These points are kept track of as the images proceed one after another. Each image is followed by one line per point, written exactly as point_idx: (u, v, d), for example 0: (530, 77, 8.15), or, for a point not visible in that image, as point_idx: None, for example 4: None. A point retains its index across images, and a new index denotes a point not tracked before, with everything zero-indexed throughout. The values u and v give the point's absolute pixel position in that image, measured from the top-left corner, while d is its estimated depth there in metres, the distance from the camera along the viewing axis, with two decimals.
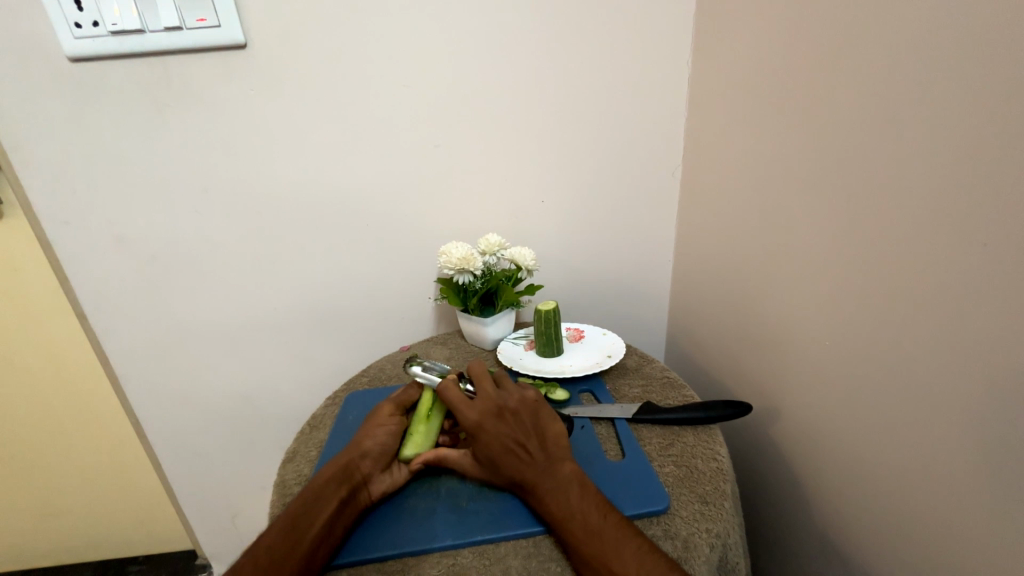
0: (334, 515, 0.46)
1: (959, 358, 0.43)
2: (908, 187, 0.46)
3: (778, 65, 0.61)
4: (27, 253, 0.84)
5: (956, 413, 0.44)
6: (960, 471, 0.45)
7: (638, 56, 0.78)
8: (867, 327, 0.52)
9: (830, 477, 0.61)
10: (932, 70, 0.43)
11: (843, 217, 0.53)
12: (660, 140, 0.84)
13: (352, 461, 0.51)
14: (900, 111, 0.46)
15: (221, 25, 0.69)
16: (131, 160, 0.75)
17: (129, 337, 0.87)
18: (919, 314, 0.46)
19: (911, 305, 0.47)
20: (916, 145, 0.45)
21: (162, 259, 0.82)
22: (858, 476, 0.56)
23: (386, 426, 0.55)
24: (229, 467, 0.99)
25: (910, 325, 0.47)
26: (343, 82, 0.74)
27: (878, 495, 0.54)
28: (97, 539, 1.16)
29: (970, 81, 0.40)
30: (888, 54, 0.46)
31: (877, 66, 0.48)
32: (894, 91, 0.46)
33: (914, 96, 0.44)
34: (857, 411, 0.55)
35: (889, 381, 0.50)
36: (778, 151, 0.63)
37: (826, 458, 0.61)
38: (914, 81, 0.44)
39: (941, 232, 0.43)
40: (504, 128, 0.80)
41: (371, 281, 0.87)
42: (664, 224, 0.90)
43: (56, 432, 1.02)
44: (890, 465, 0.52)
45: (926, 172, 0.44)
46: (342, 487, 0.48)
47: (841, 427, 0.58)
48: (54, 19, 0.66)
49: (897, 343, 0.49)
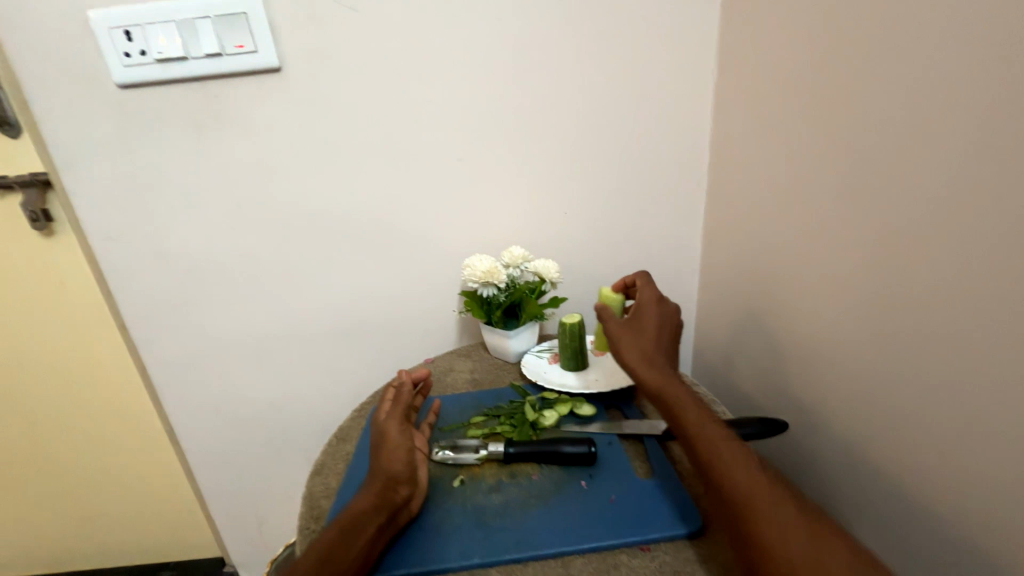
0: (373, 541, 0.45)
1: (1014, 381, 0.41)
2: (953, 197, 0.44)
3: (806, 75, 0.60)
4: (76, 269, 0.90)
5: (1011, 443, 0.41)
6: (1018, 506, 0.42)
7: (662, 68, 0.78)
8: (909, 344, 0.50)
9: (868, 503, 0.57)
10: (977, 77, 0.41)
11: (877, 230, 0.52)
12: (685, 150, 0.83)
13: (389, 486, 0.49)
14: (942, 119, 0.44)
15: (258, 50, 0.72)
16: (171, 178, 0.79)
17: (166, 348, 0.90)
18: (968, 331, 0.44)
19: (958, 325, 0.45)
20: (961, 155, 0.43)
21: (198, 273, 0.85)
22: (900, 505, 0.53)
23: (403, 444, 0.54)
24: (257, 477, 1.01)
25: (959, 343, 0.45)
26: (370, 99, 0.76)
27: (922, 526, 0.51)
28: (129, 544, 1.19)
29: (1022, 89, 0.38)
30: (927, 64, 0.45)
31: (916, 74, 0.46)
32: (936, 99, 0.44)
33: (958, 104, 0.43)
34: (896, 433, 0.52)
35: (932, 402, 0.48)
36: (805, 161, 0.61)
37: (864, 484, 0.58)
38: (957, 90, 0.43)
39: (994, 246, 0.41)
40: (526, 142, 0.80)
41: (395, 293, 0.88)
42: (690, 236, 0.89)
43: (95, 438, 1.05)
44: (935, 494, 0.49)
45: (975, 182, 0.42)
46: (380, 512, 0.47)
47: (881, 450, 0.54)
48: (107, 49, 0.71)
49: (944, 362, 0.46)
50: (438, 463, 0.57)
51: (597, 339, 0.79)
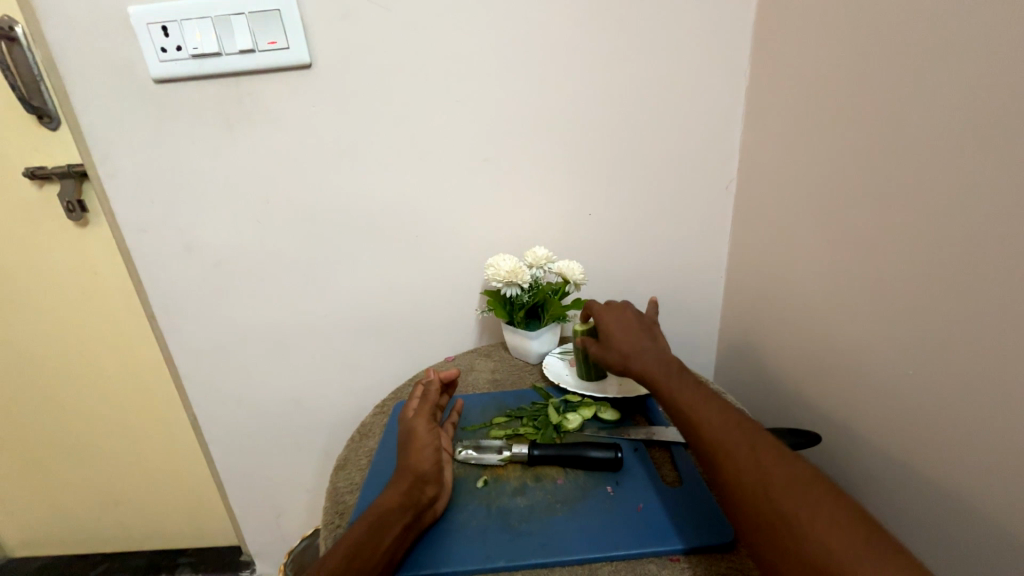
0: (399, 539, 0.45)
1: None
2: (988, 209, 0.42)
3: (842, 76, 0.58)
4: (110, 259, 0.92)
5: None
6: None
7: (696, 68, 0.76)
8: (941, 361, 0.47)
9: (895, 527, 0.55)
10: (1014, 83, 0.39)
11: (911, 241, 0.49)
12: (713, 152, 0.81)
13: (416, 486, 0.49)
14: (981, 127, 0.42)
15: (290, 46, 0.72)
16: (203, 172, 0.80)
17: (193, 338, 0.92)
18: (997, 348, 0.42)
19: (989, 341, 0.43)
20: (997, 164, 0.41)
21: (226, 266, 0.86)
22: (928, 530, 0.50)
23: (431, 444, 0.54)
24: (276, 468, 1.03)
25: (989, 362, 0.43)
26: (401, 96, 0.77)
27: (951, 553, 0.48)
28: (152, 530, 1.22)
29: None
30: (963, 69, 0.43)
31: (952, 79, 0.44)
32: (975, 106, 0.42)
33: (997, 112, 0.40)
34: (926, 454, 0.50)
35: (959, 422, 0.46)
36: (839, 166, 0.59)
37: (888, 502, 0.56)
38: (996, 97, 0.40)
39: None
40: (555, 142, 0.80)
41: (418, 290, 0.88)
42: (715, 240, 0.87)
43: (122, 424, 1.08)
44: (967, 521, 0.46)
45: (1010, 192, 0.40)
46: (406, 512, 0.47)
47: (910, 472, 0.52)
48: (143, 45, 0.72)
49: (976, 382, 0.44)
50: (462, 462, 0.57)
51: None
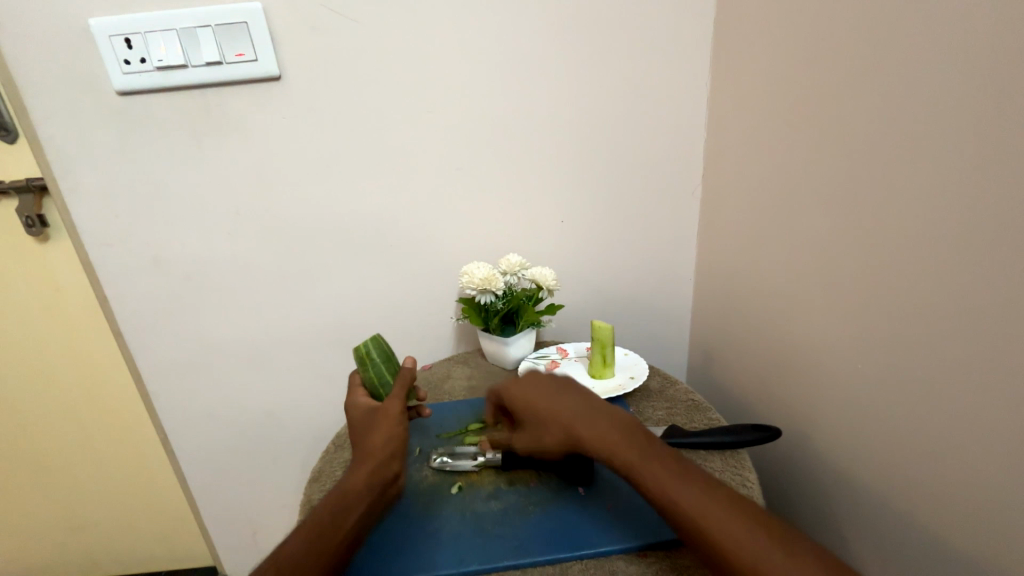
0: (358, 520, 0.46)
1: (989, 376, 0.43)
2: (935, 206, 0.46)
3: (800, 88, 0.62)
4: (72, 274, 0.89)
5: (984, 435, 0.44)
6: (993, 500, 0.43)
7: (661, 80, 0.79)
8: (897, 349, 0.51)
9: (863, 509, 0.58)
10: (954, 94, 0.44)
11: (868, 239, 0.53)
12: (680, 160, 0.84)
13: (382, 466, 0.50)
14: (926, 132, 0.46)
15: (259, 59, 0.73)
16: (171, 184, 0.79)
17: (162, 353, 0.89)
18: (946, 332, 0.46)
19: (937, 326, 0.47)
20: (941, 166, 0.45)
21: (196, 279, 0.85)
22: (892, 510, 0.54)
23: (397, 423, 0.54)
24: (251, 484, 1.01)
25: (940, 345, 0.47)
26: (372, 108, 0.77)
27: (913, 530, 0.52)
28: (119, 552, 1.17)
29: (995, 108, 0.41)
30: (910, 80, 0.47)
31: (899, 90, 0.48)
32: (925, 114, 0.46)
33: (942, 120, 0.45)
34: (887, 436, 0.53)
35: (917, 404, 0.50)
36: (800, 171, 0.63)
37: (854, 486, 0.59)
38: (941, 106, 0.45)
39: (973, 253, 0.43)
40: (525, 152, 0.81)
41: (393, 299, 0.89)
42: (684, 244, 0.90)
43: (86, 444, 1.04)
44: (927, 498, 0.50)
45: (953, 191, 0.44)
46: (371, 490, 0.48)
47: (874, 457, 0.55)
48: (106, 57, 0.71)
49: (928, 365, 0.48)
50: (437, 470, 0.57)
51: (592, 366, 0.75)
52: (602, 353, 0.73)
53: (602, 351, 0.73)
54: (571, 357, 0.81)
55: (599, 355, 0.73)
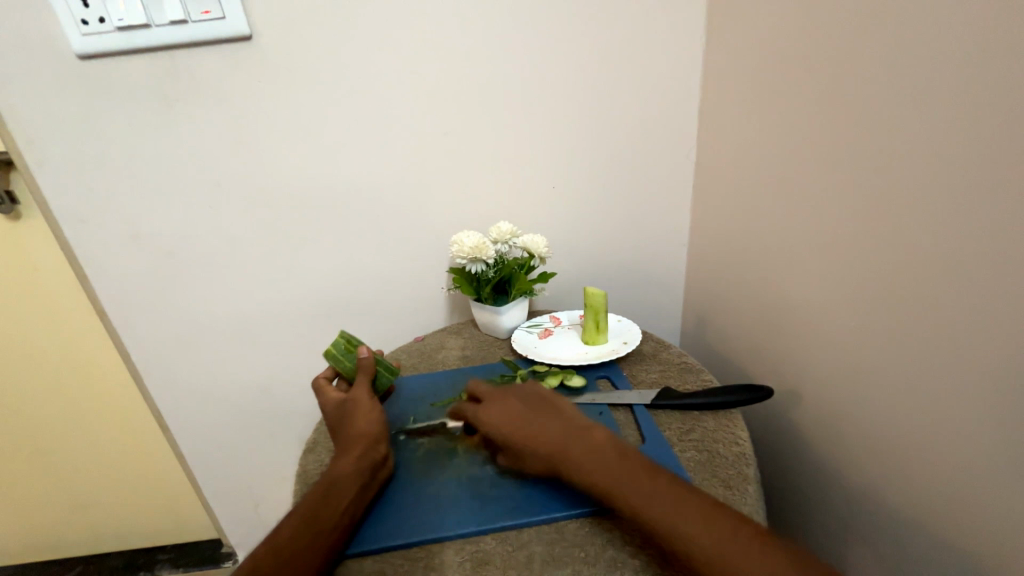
0: (355, 501, 0.47)
1: (974, 327, 0.42)
2: (924, 156, 0.45)
3: (796, 36, 0.59)
4: (49, 252, 0.86)
5: (967, 385, 0.44)
6: (973, 448, 0.44)
7: (653, 34, 0.76)
8: (887, 306, 0.51)
9: (848, 463, 0.59)
10: (948, 36, 0.41)
11: (861, 194, 0.52)
12: (673, 120, 0.82)
13: (369, 448, 0.51)
14: (920, 78, 0.44)
15: (226, 16, 0.68)
16: (144, 156, 0.76)
17: (149, 332, 0.88)
18: (933, 286, 0.45)
19: (925, 280, 0.46)
20: (932, 113, 0.44)
21: (179, 256, 0.83)
22: (878, 464, 0.55)
23: (373, 409, 0.57)
24: (251, 458, 1.01)
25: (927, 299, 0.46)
26: (351, 71, 0.73)
27: (898, 483, 0.52)
28: (126, 529, 1.19)
29: (991, 50, 0.39)
30: (906, 23, 0.45)
31: (895, 34, 0.46)
32: (920, 59, 0.44)
33: (937, 65, 0.43)
34: (874, 391, 0.54)
35: (904, 358, 0.50)
36: (794, 127, 0.61)
37: (840, 441, 0.60)
38: (935, 49, 0.43)
39: (961, 204, 0.42)
40: (513, 115, 0.78)
41: (384, 271, 0.87)
42: (678, 208, 0.88)
43: (82, 424, 1.04)
44: (907, 448, 0.51)
45: (944, 139, 0.43)
46: (361, 473, 0.49)
47: (861, 412, 0.56)
48: (62, 17, 0.66)
49: (914, 319, 0.48)
50: (433, 438, 0.58)
51: (585, 332, 0.74)
52: (596, 319, 0.73)
53: (595, 317, 0.73)
54: (564, 325, 0.81)
55: (592, 322, 0.73)
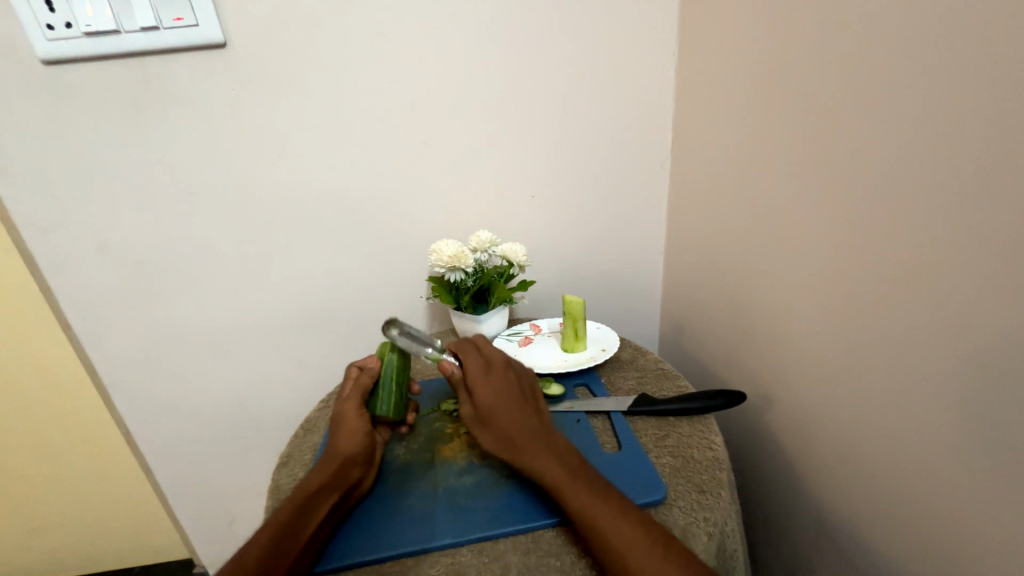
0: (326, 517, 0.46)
1: (936, 329, 0.45)
2: (888, 168, 0.47)
3: (764, 53, 0.61)
4: (8, 262, 0.83)
5: (932, 385, 0.46)
6: (940, 446, 0.46)
7: (628, 48, 0.78)
8: (855, 310, 0.52)
9: (822, 464, 0.61)
10: (905, 55, 0.44)
11: (829, 203, 0.54)
12: (649, 131, 0.84)
13: (344, 465, 0.50)
14: (880, 94, 0.47)
15: (199, 24, 0.67)
16: (111, 162, 0.74)
17: (116, 344, 0.85)
18: (898, 290, 0.48)
19: (890, 285, 0.48)
20: (892, 127, 0.46)
21: (147, 265, 0.80)
22: (850, 464, 0.56)
23: (357, 427, 0.53)
24: (224, 473, 0.98)
25: (892, 304, 0.48)
26: (327, 80, 0.73)
27: (869, 483, 0.54)
28: (89, 551, 1.14)
29: (944, 69, 0.41)
30: (866, 42, 0.47)
31: (857, 52, 0.48)
32: (880, 76, 0.46)
33: (896, 82, 0.45)
34: (845, 394, 0.55)
35: (872, 361, 0.51)
36: (764, 139, 0.63)
37: (814, 442, 0.62)
38: (894, 67, 0.45)
39: (922, 213, 0.44)
40: (490, 125, 0.79)
41: (362, 280, 0.86)
42: (655, 216, 0.90)
43: (43, 441, 0.99)
44: (878, 448, 0.52)
45: (904, 152, 0.45)
46: (334, 489, 0.48)
47: (833, 414, 0.58)
48: (25, 21, 0.64)
49: (881, 323, 0.50)
50: (410, 449, 0.57)
51: (564, 340, 0.75)
52: (574, 327, 0.73)
53: (574, 325, 0.73)
54: (544, 333, 0.81)
55: (571, 329, 0.73)
